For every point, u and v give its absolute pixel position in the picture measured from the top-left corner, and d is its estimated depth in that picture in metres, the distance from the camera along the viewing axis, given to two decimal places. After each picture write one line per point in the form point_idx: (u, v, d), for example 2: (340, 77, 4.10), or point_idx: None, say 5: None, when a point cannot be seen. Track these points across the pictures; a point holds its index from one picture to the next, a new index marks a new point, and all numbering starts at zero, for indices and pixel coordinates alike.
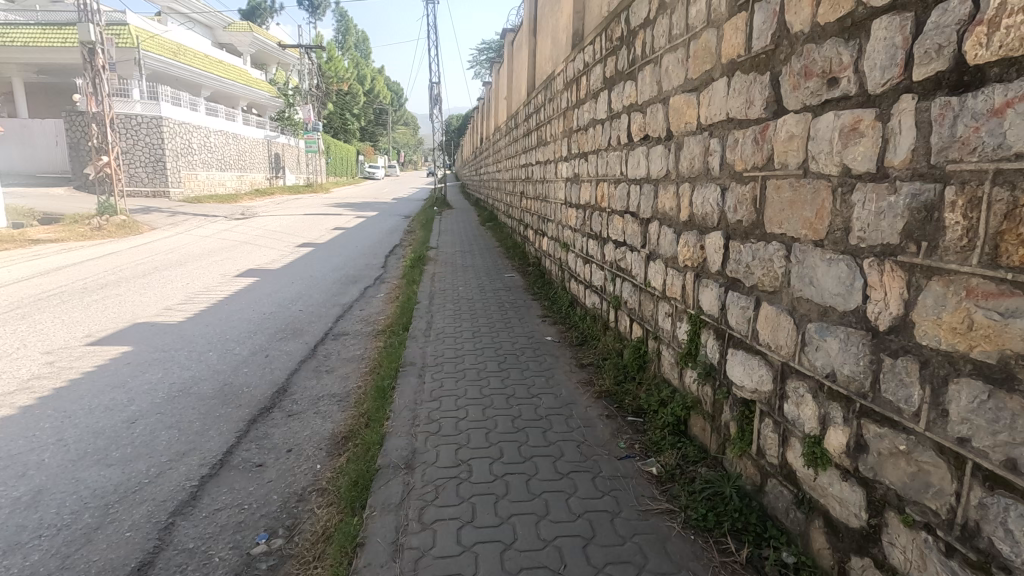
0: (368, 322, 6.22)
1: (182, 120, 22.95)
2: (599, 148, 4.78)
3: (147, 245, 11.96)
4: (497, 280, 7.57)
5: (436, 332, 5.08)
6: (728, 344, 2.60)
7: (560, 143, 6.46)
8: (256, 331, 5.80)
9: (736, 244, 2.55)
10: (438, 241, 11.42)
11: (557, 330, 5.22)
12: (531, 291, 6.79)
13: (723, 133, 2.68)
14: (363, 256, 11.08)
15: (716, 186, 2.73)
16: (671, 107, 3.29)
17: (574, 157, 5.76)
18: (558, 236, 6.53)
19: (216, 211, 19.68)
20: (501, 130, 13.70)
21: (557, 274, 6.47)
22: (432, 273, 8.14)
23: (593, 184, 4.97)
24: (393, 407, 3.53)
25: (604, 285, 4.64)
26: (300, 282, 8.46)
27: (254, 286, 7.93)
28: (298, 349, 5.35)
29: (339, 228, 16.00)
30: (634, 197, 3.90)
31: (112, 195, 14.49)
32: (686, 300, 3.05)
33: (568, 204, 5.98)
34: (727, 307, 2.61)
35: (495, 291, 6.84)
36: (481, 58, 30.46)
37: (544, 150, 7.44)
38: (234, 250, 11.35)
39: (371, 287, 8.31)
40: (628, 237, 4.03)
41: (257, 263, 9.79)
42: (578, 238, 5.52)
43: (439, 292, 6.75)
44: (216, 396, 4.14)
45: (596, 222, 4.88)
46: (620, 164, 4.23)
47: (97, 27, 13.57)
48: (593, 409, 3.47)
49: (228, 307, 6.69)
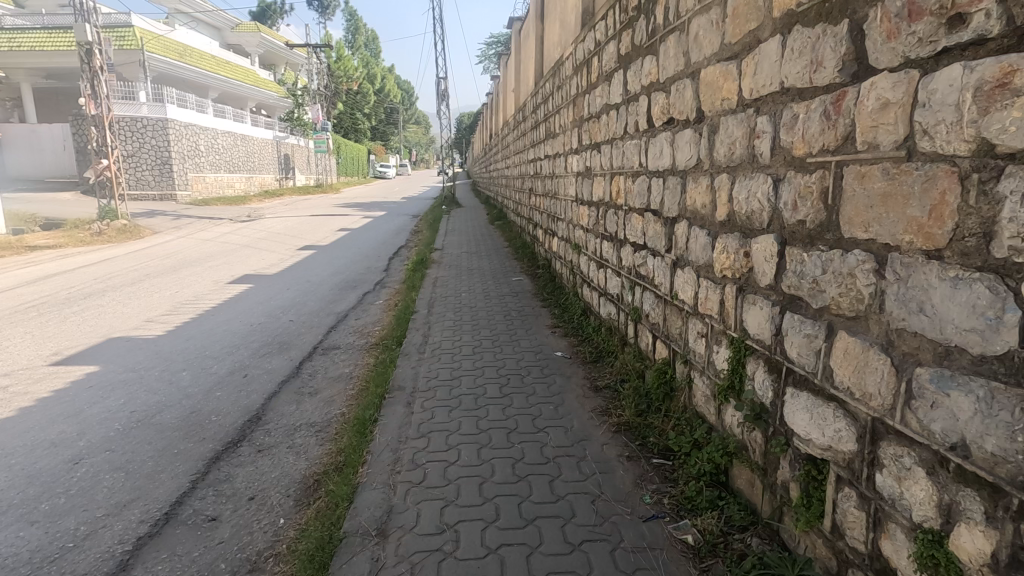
0: (361, 334, 5.70)
1: (188, 122, 22.73)
2: (614, 137, 4.18)
3: (145, 251, 11.60)
4: (504, 284, 7.01)
5: (432, 347, 4.54)
6: (786, 381, 2.01)
7: (569, 134, 5.87)
8: (239, 345, 5.32)
9: (796, 252, 1.96)
10: (444, 242, 10.88)
11: (568, 344, 4.64)
12: (540, 297, 6.22)
13: (775, 108, 2.08)
14: (366, 259, 10.58)
15: (766, 177, 2.13)
16: (702, 82, 2.69)
17: (585, 149, 5.17)
18: (569, 236, 5.94)
19: (222, 213, 19.40)
20: (509, 124, 13.11)
21: (568, 278, 5.89)
22: (435, 276, 7.60)
23: (608, 178, 4.38)
24: (372, 446, 2.99)
25: (621, 294, 4.05)
26: (295, 288, 7.98)
27: (246, 294, 7.47)
28: (281, 366, 4.85)
29: (344, 229, 15.55)
30: (657, 192, 3.30)
31: (113, 199, 14.21)
32: (726, 320, 2.46)
33: (579, 201, 5.39)
34: (784, 334, 2.02)
35: (500, 298, 6.29)
36: (490, 52, 29.84)
37: (553, 143, 6.86)
38: (233, 254, 10.94)
39: (371, 293, 7.79)
40: (649, 239, 3.44)
41: (254, 268, 9.34)
42: (592, 240, 4.93)
43: (439, 300, 6.20)
44: (179, 427, 3.64)
45: (611, 222, 4.30)
46: (639, 155, 3.64)
47: (94, 27, 13.24)
48: (610, 448, 2.90)
49: (213, 318, 6.22)
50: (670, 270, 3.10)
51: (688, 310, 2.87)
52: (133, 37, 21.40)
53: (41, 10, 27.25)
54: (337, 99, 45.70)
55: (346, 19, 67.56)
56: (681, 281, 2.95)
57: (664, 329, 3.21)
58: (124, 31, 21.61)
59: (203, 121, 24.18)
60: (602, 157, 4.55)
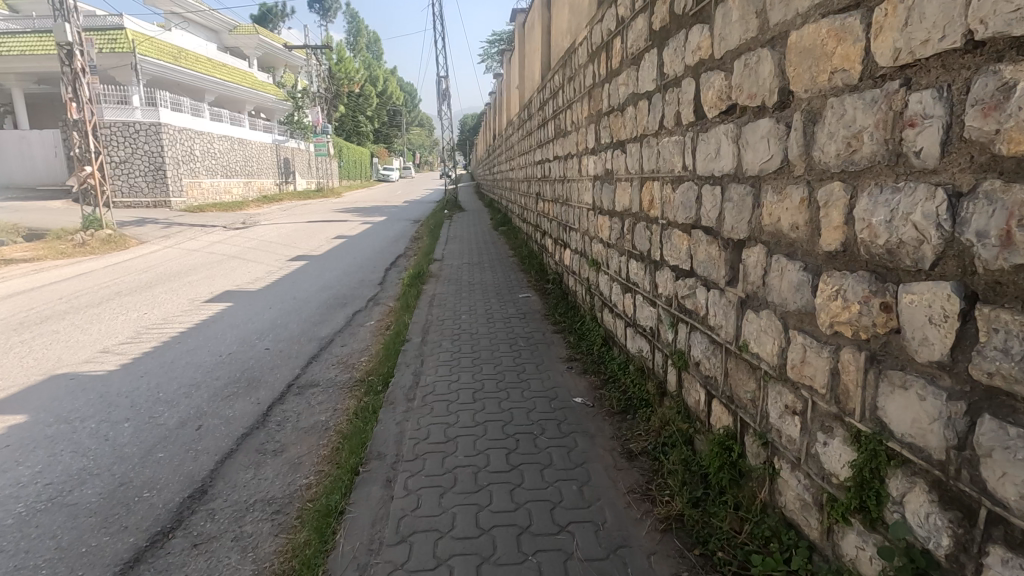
0: (345, 367, 4.90)
1: (182, 127, 22.09)
2: (645, 135, 3.39)
3: (126, 263, 10.84)
4: (510, 302, 6.21)
5: (424, 390, 3.74)
6: (986, 533, 1.21)
7: (584, 132, 5.08)
8: (200, 383, 4.54)
9: (1008, 317, 1.16)
10: (445, 251, 10.09)
11: (589, 386, 3.83)
12: (552, 320, 5.41)
13: (954, 76, 1.27)
14: (359, 271, 9.79)
15: (931, 189, 1.33)
16: (790, 51, 1.89)
17: (605, 149, 4.38)
18: (585, 251, 5.14)
19: (215, 221, 18.68)
20: (513, 123, 12.31)
21: (585, 299, 5.08)
22: (433, 293, 6.80)
23: (636, 185, 3.59)
24: (333, 557, 2.20)
25: (658, 330, 3.24)
26: (278, 307, 7.21)
27: (223, 315, 6.71)
28: (245, 413, 4.06)
29: (340, 236, 14.78)
30: (712, 205, 2.50)
31: (97, 208, 13.51)
32: (843, 401, 1.65)
33: (598, 211, 4.59)
34: (982, 453, 1.21)
35: (506, 321, 5.48)
36: (492, 50, 29.06)
37: (564, 145, 6.08)
38: (218, 267, 10.19)
39: (362, 312, 7.00)
40: (700, 265, 2.64)
41: (236, 284, 8.56)
42: (614, 258, 4.13)
43: (437, 324, 5.41)
44: (99, 508, 2.87)
45: (641, 239, 3.50)
46: (682, 155, 2.84)
47: (74, 27, 12.55)
48: (660, 563, 2.10)
49: (178, 348, 5.44)
50: (736, 311, 2.29)
51: (767, 371, 2.06)
52: (125, 39, 20.79)
53: (33, 13, 26.68)
54: (338, 101, 45.05)
55: (347, 21, 66.98)
56: (756, 330, 2.13)
57: (726, 388, 2.41)
58: (116, 33, 21.00)
59: (198, 125, 23.53)
60: (627, 158, 3.76)
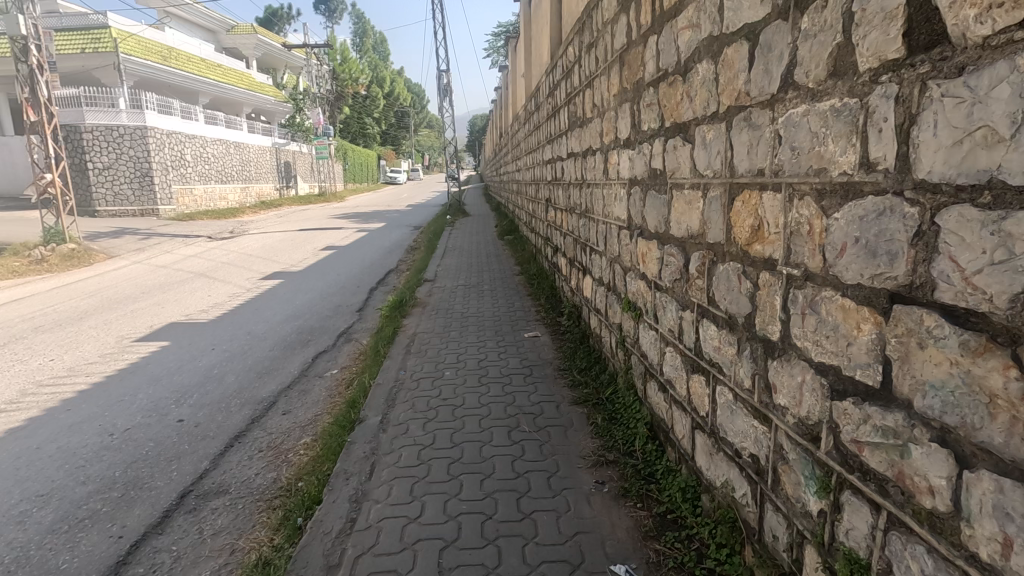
0: (274, 461, 3.42)
1: (171, 130, 20.91)
2: (739, 108, 1.88)
3: (77, 283, 9.50)
4: (512, 346, 4.70)
5: (358, 544, 2.26)
6: None
7: (612, 117, 3.59)
8: (53, 493, 3.11)
9: None
10: (439, 268, 8.63)
11: (635, 530, 2.32)
12: (568, 381, 3.90)
13: None
14: (339, 293, 8.34)
15: None
16: None
17: (649, 139, 2.88)
18: (616, 288, 3.63)
19: (202, 230, 17.41)
20: (520, 118, 10.83)
21: (620, 356, 3.56)
22: (413, 330, 5.31)
23: (717, 197, 2.07)
24: None
25: (778, 473, 1.72)
26: (222, 347, 5.76)
27: (148, 362, 5.29)
28: (89, 559, 2.59)
29: (330, 247, 13.34)
30: (996, 262, 0.97)
31: (61, 219, 12.24)
32: None
33: (637, 234, 3.09)
34: None
35: (505, 379, 3.99)
36: (499, 44, 27.47)
37: (581, 139, 4.60)
38: (178, 288, 8.82)
39: (326, 355, 5.52)
40: (933, 395, 1.12)
41: (187, 313, 7.15)
42: (670, 312, 2.61)
43: (409, 385, 3.92)
44: None
45: (731, 292, 1.98)
46: (855, 138, 1.32)
47: (30, 19, 11.28)
48: None
49: (60, 420, 4.01)
50: None
51: None
52: (109, 38, 19.66)
53: None
54: (343, 103, 43.82)
55: (353, 22, 65.92)
56: None
57: None
58: (100, 33, 19.88)
59: (190, 129, 22.36)
60: (696, 152, 2.25)
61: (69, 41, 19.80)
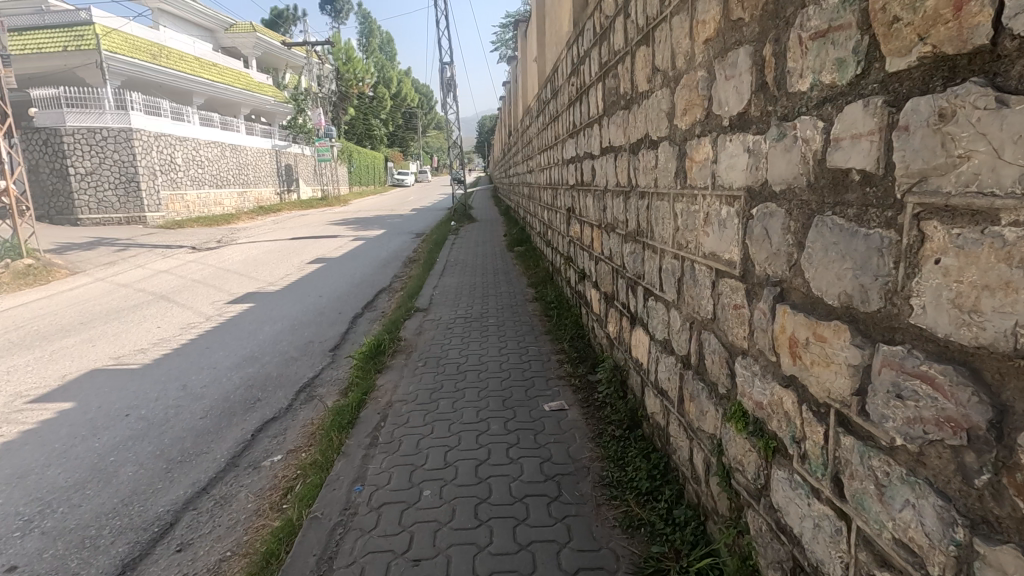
0: None
1: (159, 132, 19.69)
2: None
3: (16, 308, 8.15)
4: (527, 433, 3.20)
5: None
6: None
7: (700, 81, 2.09)
8: None
9: None
10: (437, 291, 7.18)
11: None
12: (620, 518, 2.40)
13: None
14: (315, 323, 6.93)
15: None
16: None
17: (818, 108, 1.38)
18: (709, 374, 2.12)
19: (188, 239, 16.12)
20: (530, 111, 9.36)
21: (718, 495, 2.06)
22: (388, 396, 3.81)
23: None
24: None
25: None
26: (138, 413, 4.31)
27: (27, 440, 3.88)
28: None
29: (319, 260, 11.87)
30: None
31: (18, 232, 10.94)
32: None
33: (778, 299, 1.58)
34: None
35: (517, 508, 2.50)
36: (507, 36, 25.91)
37: (630, 128, 3.10)
38: (126, 315, 7.43)
39: (271, 430, 4.03)
40: None
41: (116, 356, 5.71)
42: (911, 511, 1.10)
43: (362, 523, 2.45)
44: None
45: None
46: None
47: None
48: None
49: None
50: None
51: None
52: (92, 35, 18.46)
53: None
54: (347, 103, 42.54)
55: (359, 22, 64.87)
56: None
57: None
58: (84, 30, 18.69)
59: (181, 132, 21.15)
60: None
61: (50, 39, 18.59)
